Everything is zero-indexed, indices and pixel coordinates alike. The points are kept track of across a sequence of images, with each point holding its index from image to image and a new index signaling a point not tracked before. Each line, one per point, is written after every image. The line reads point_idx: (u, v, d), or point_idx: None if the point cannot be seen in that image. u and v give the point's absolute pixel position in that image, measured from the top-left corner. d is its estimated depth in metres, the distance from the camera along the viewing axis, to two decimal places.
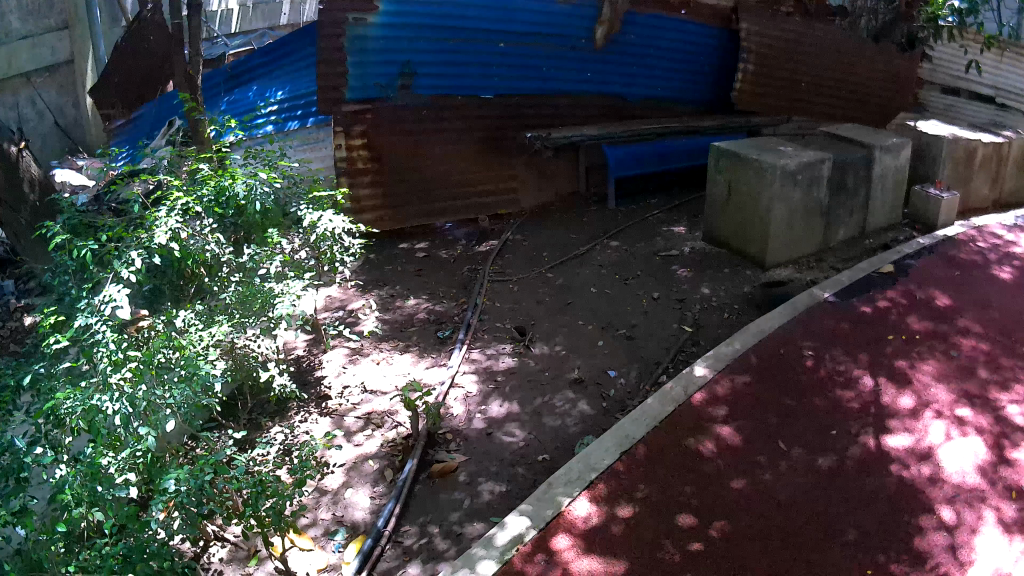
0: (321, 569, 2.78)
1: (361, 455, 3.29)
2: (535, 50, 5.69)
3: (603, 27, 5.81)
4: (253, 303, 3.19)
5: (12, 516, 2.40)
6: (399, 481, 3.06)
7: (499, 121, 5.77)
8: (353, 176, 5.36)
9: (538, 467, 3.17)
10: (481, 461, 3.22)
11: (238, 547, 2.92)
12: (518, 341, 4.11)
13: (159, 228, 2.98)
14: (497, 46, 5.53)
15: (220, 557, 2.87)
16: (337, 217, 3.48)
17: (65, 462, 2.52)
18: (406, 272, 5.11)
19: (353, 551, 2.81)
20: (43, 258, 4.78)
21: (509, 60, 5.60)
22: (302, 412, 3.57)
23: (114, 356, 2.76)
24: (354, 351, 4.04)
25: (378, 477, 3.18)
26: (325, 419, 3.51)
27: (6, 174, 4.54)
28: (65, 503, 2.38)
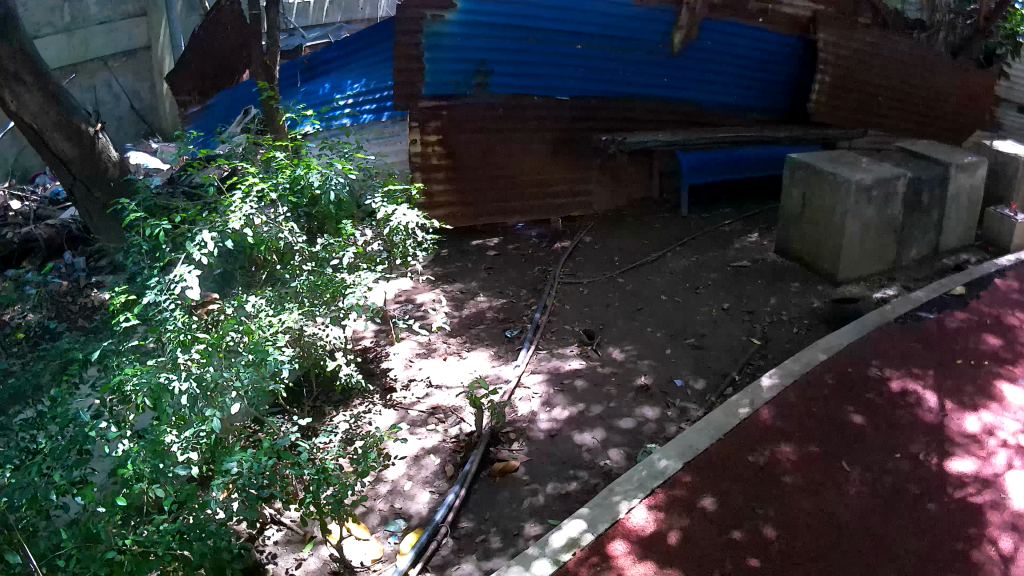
0: (375, 559, 2.82)
1: (424, 449, 3.32)
2: (610, 53, 5.66)
3: (679, 32, 5.79)
4: (324, 290, 3.21)
5: (73, 485, 2.48)
6: (463, 474, 3.10)
7: (569, 123, 5.76)
8: (427, 171, 5.41)
9: (601, 470, 3.15)
10: (544, 461, 3.22)
11: (294, 531, 2.98)
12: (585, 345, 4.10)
13: (234, 213, 2.99)
14: (573, 48, 5.52)
15: (276, 538, 2.95)
16: (411, 212, 3.47)
17: (127, 437, 2.57)
18: (475, 269, 5.14)
19: (409, 543, 2.83)
20: (115, 237, 5.01)
21: (586, 62, 5.60)
22: (365, 402, 3.60)
23: (181, 336, 2.84)
24: (422, 344, 4.08)
25: (441, 471, 3.20)
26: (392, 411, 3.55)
27: (83, 154, 4.74)
28: (126, 477, 2.43)
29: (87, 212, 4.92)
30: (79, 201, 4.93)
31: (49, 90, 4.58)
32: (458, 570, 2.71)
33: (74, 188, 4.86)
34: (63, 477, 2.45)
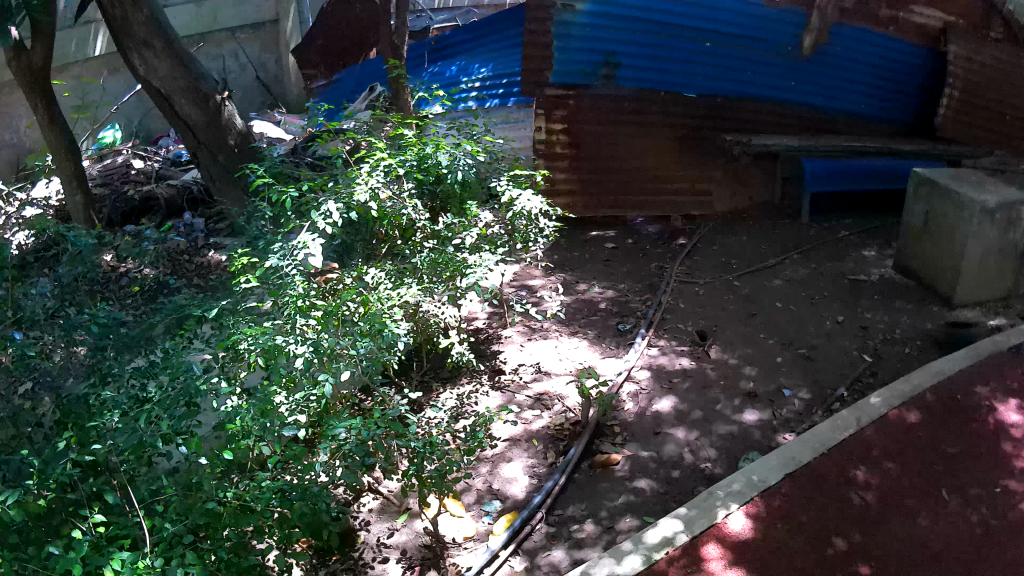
0: (469, 536, 2.95)
1: (529, 431, 3.49)
2: (738, 53, 5.95)
3: (809, 35, 6.02)
4: (443, 269, 3.32)
5: (179, 435, 2.58)
6: (563, 461, 3.22)
7: (690, 122, 6.09)
8: (550, 158, 5.86)
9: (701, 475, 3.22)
10: (647, 458, 3.31)
11: (388, 500, 3.19)
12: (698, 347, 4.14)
13: (360, 187, 3.15)
14: (702, 45, 5.85)
15: (371, 503, 3.16)
16: (535, 197, 3.52)
17: (238, 396, 2.66)
18: (594, 260, 5.33)
19: (503, 524, 2.97)
20: (235, 201, 5.47)
21: (713, 59, 5.91)
22: (470, 380, 3.78)
23: (300, 302, 2.95)
24: (532, 329, 4.26)
25: (542, 456, 3.34)
26: (497, 390, 3.73)
27: (209, 119, 5.21)
28: (234, 433, 2.52)
29: (211, 176, 5.39)
30: (203, 164, 5.40)
31: (182, 57, 5.07)
32: (548, 556, 2.83)
33: (198, 151, 5.33)
34: (168, 426, 2.55)
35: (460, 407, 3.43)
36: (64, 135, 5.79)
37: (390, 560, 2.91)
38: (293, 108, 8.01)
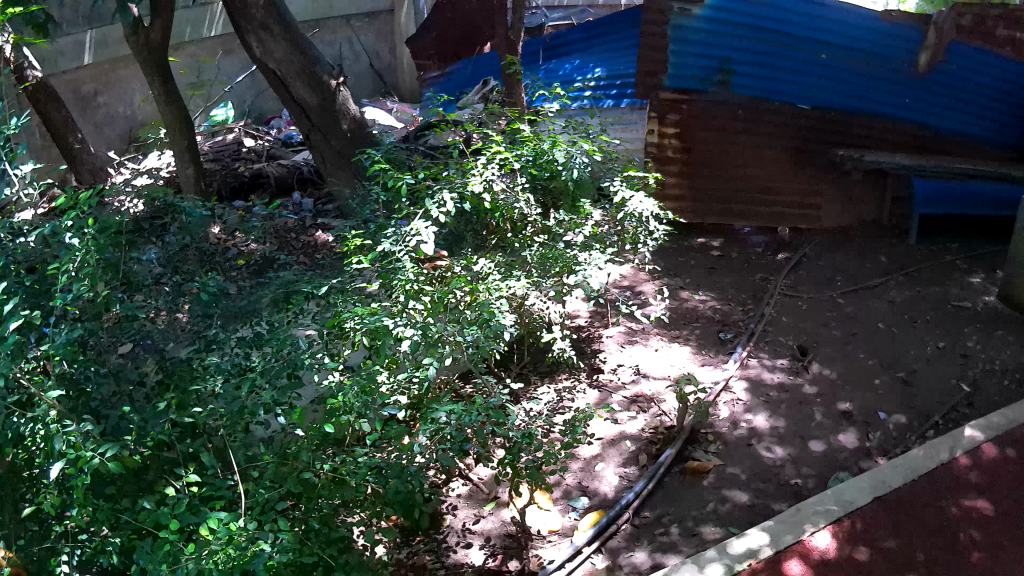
0: (553, 530, 3.99)
1: (625, 432, 4.63)
2: (848, 65, 6.59)
3: (926, 53, 6.58)
4: (550, 265, 4.44)
5: (280, 402, 3.50)
6: (656, 465, 4.24)
7: (799, 137, 6.79)
8: (661, 161, 6.75)
9: (788, 489, 4.10)
10: (733, 470, 4.26)
11: (475, 487, 4.32)
12: (795, 359, 5.29)
13: (475, 178, 4.16)
14: (817, 56, 6.53)
15: (461, 490, 4.27)
16: (643, 199, 4.63)
17: (338, 371, 3.64)
18: (699, 267, 6.60)
19: (589, 521, 3.95)
20: (346, 182, 6.02)
21: (825, 71, 6.59)
22: (570, 377, 4.96)
23: (408, 286, 3.85)
24: (636, 331, 5.58)
25: (637, 454, 4.45)
26: (603, 387, 4.94)
27: (324, 101, 5.80)
28: (338, 407, 3.38)
29: (322, 155, 5.95)
30: (316, 146, 5.98)
31: (302, 43, 5.69)
32: (628, 554, 3.75)
33: (312, 133, 5.91)
34: (268, 399, 3.40)
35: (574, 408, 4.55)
36: (181, 107, 6.10)
37: (475, 545, 3.94)
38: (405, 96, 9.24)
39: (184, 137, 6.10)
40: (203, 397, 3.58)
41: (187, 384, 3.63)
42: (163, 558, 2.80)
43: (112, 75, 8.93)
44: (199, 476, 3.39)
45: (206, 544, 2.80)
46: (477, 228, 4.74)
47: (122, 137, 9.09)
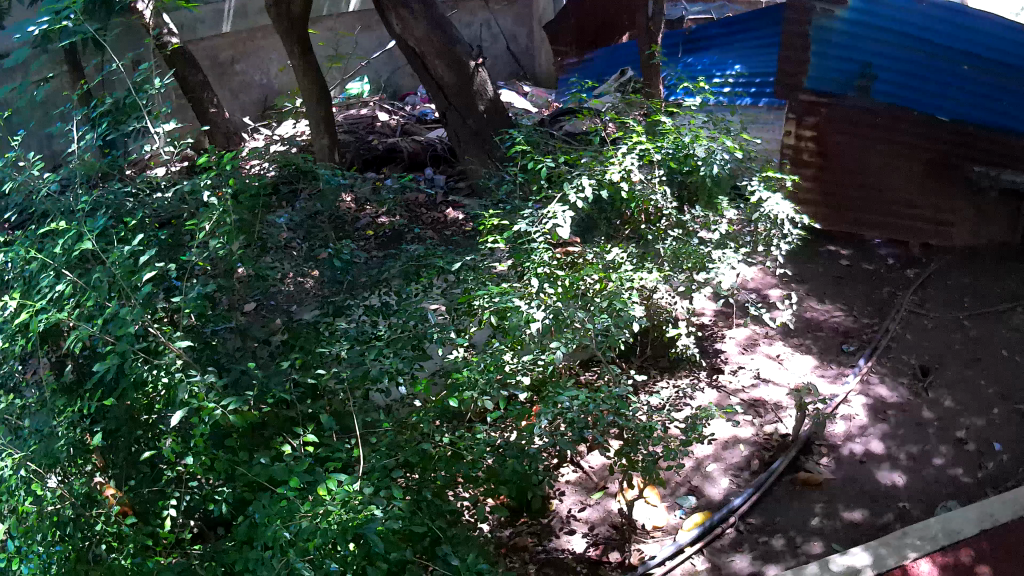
0: (660, 526, 4.56)
1: (737, 437, 5.17)
2: (998, 73, 6.38)
3: None
4: (683, 260, 4.72)
5: (404, 369, 3.81)
6: (768, 472, 4.77)
7: (940, 148, 6.69)
8: (796, 162, 7.10)
9: (896, 510, 4.55)
10: (841, 486, 4.74)
11: (584, 477, 4.94)
12: (917, 380, 5.61)
13: (614, 168, 4.47)
14: (960, 67, 6.45)
15: (571, 478, 4.92)
16: (780, 203, 4.84)
17: (459, 345, 3.91)
18: (826, 276, 6.81)
19: (694, 522, 4.49)
20: (477, 163, 6.19)
21: (968, 84, 6.46)
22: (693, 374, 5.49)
23: (540, 267, 4.14)
24: (759, 337, 6.00)
25: (750, 458, 5.00)
26: (724, 389, 5.44)
27: (460, 82, 5.97)
28: (462, 383, 3.70)
29: (457, 133, 6.16)
30: (452, 126, 6.19)
31: (440, 24, 5.85)
32: (734, 559, 4.27)
33: (448, 113, 6.12)
34: (395, 364, 3.76)
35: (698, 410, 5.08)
36: (318, 78, 6.26)
37: (576, 533, 4.57)
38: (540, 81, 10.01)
39: (321, 106, 6.27)
40: (331, 361, 3.91)
41: (315, 346, 3.93)
42: (280, 511, 3.19)
43: (252, 44, 9.23)
44: (317, 436, 3.74)
45: (326, 505, 3.15)
46: (612, 217, 5.04)
47: (257, 104, 9.38)
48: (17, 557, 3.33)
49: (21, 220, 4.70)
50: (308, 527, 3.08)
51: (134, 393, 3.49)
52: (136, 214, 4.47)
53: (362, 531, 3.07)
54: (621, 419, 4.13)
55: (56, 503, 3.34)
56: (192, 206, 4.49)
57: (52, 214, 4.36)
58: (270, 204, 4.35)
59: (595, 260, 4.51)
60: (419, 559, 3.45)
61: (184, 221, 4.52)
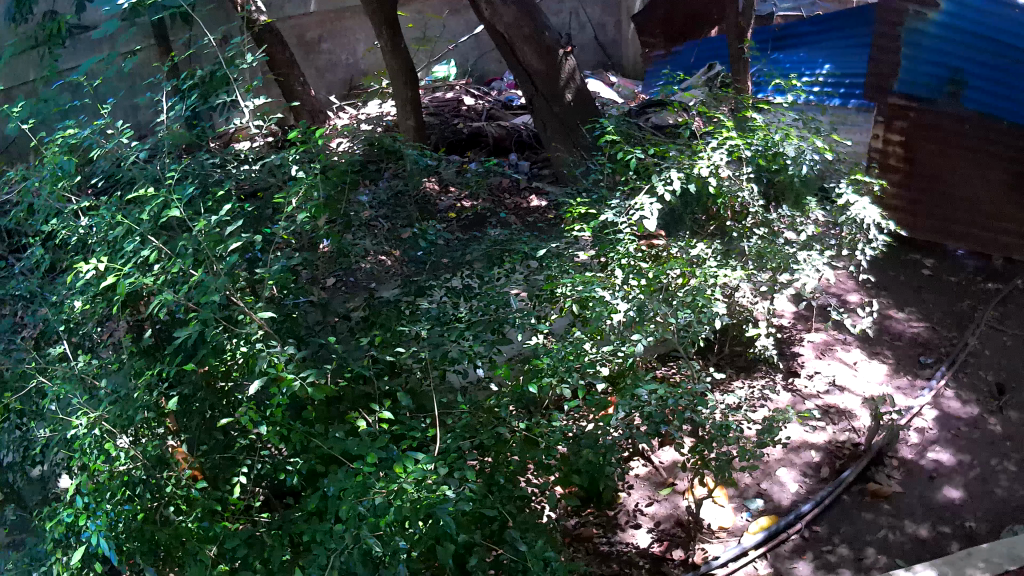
0: (726, 527, 4.53)
1: (807, 442, 5.11)
2: None
3: None
4: (767, 260, 4.66)
5: (484, 355, 3.82)
6: (838, 480, 4.71)
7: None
8: (885, 167, 6.97)
9: (963, 531, 4.46)
10: (909, 503, 4.66)
11: (653, 472, 4.93)
12: (993, 398, 5.47)
13: (702, 164, 4.45)
14: None
15: (640, 472, 4.91)
16: (867, 207, 4.73)
17: (539, 332, 3.94)
18: (907, 285, 6.66)
19: (760, 525, 4.49)
20: (561, 151, 6.33)
21: None
22: (768, 376, 5.43)
23: (624, 259, 4.20)
24: (836, 342, 5.89)
25: (820, 464, 4.94)
26: (799, 393, 5.37)
27: (547, 69, 6.10)
28: (543, 371, 3.72)
29: (543, 120, 6.29)
30: (538, 112, 6.32)
31: (532, 10, 5.99)
32: (796, 566, 4.25)
33: (534, 100, 6.25)
34: (475, 348, 3.77)
35: (771, 413, 5.03)
36: (405, 59, 6.29)
37: (643, 528, 4.58)
38: (624, 71, 10.15)
39: (407, 88, 6.31)
40: (410, 340, 3.93)
41: (395, 324, 3.95)
42: (355, 486, 3.16)
43: (338, 24, 9.29)
44: (392, 412, 3.77)
45: (402, 482, 3.14)
46: (697, 211, 4.99)
47: (342, 83, 9.48)
48: (84, 516, 3.31)
49: (111, 186, 4.80)
50: (384, 502, 3.09)
51: (215, 359, 3.57)
52: (222, 185, 4.52)
53: (436, 512, 3.06)
54: (697, 416, 4.10)
55: (128, 465, 3.41)
56: (278, 180, 4.54)
57: (140, 181, 4.44)
58: (356, 182, 4.37)
59: (679, 255, 4.49)
60: (487, 543, 3.46)
61: (269, 194, 4.58)
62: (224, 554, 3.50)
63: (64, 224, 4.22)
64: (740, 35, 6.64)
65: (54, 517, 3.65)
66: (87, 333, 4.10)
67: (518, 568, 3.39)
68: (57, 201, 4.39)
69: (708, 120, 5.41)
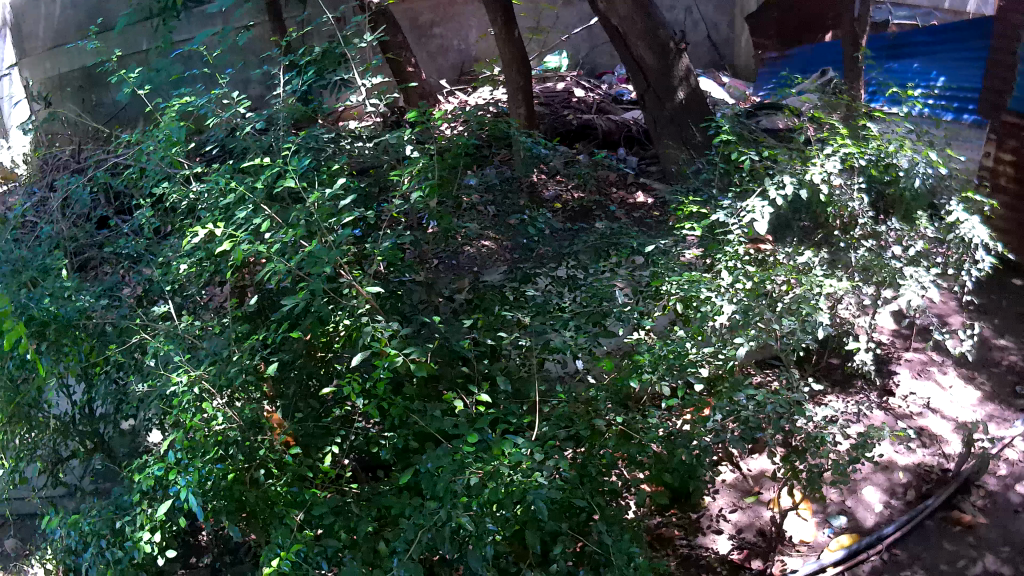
0: (807, 541, 4.51)
1: (895, 464, 5.01)
2: None
3: None
4: (872, 274, 4.63)
5: (587, 346, 3.83)
6: (921, 506, 4.65)
7: None
8: (996, 185, 6.80)
9: None
10: (996, 536, 4.53)
11: (741, 479, 4.91)
12: None
13: (816, 170, 4.39)
14: None
15: (727, 478, 4.89)
16: (980, 227, 4.60)
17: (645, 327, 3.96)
18: (1010, 311, 6.46)
19: (839, 543, 4.46)
20: (670, 146, 6.42)
21: None
22: (863, 392, 5.32)
23: (731, 261, 4.17)
24: (934, 364, 5.75)
25: (906, 487, 4.86)
26: (892, 412, 5.25)
27: (660, 65, 6.19)
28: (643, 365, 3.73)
29: (654, 115, 6.39)
30: (649, 108, 6.43)
31: (648, 6, 6.07)
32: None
33: (646, 95, 6.36)
34: (575, 339, 3.77)
35: (864, 429, 4.94)
36: (519, 46, 6.36)
37: (723, 535, 4.58)
38: (735, 70, 10.10)
39: (519, 77, 6.38)
40: (511, 325, 3.96)
41: (498, 309, 3.99)
42: (450, 463, 3.19)
43: (451, 10, 9.46)
44: (490, 394, 3.80)
45: (498, 463, 3.15)
46: (804, 219, 4.95)
47: (454, 68, 9.66)
48: (176, 470, 3.39)
49: (224, 154, 4.91)
50: (479, 482, 3.09)
51: (318, 329, 3.63)
52: (333, 158, 4.59)
53: (531, 497, 3.05)
54: (793, 425, 4.02)
55: (224, 424, 3.48)
56: (390, 159, 4.61)
57: (253, 151, 4.54)
58: (467, 166, 4.41)
59: (786, 261, 4.45)
60: (573, 533, 3.43)
61: (381, 172, 4.65)
62: (308, 520, 3.58)
63: (176, 188, 4.33)
64: (855, 42, 6.53)
65: (144, 470, 3.81)
66: (191, 296, 4.21)
67: (600, 562, 3.39)
68: (169, 165, 4.51)
69: (822, 126, 5.31)
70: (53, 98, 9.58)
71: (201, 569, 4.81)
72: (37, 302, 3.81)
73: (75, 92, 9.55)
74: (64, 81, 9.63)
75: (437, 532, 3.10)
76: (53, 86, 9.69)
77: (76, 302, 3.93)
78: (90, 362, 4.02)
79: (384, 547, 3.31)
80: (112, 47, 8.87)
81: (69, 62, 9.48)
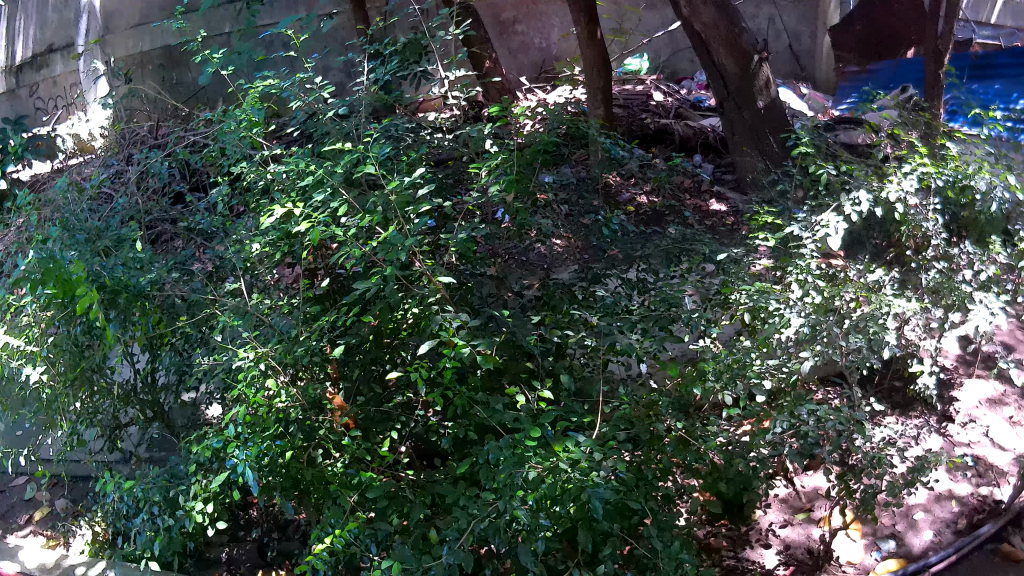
0: (852, 562, 4.49)
1: (954, 491, 4.90)
2: None
3: None
4: (942, 296, 4.47)
5: (654, 351, 3.81)
6: (972, 535, 4.60)
7: None
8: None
9: None
10: None
11: (793, 495, 4.82)
12: None
13: (892, 189, 4.31)
14: None
15: (780, 493, 4.81)
16: None
17: (711, 335, 3.97)
18: None
19: (886, 568, 4.43)
20: (745, 155, 6.40)
21: None
22: (922, 416, 5.23)
23: (802, 276, 4.11)
24: (1000, 394, 5.62)
25: (958, 516, 4.76)
26: (951, 439, 5.15)
27: (741, 73, 6.18)
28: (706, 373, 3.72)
29: (733, 124, 6.37)
30: (728, 116, 6.42)
31: (732, 14, 6.04)
32: None
33: (726, 103, 6.35)
34: (640, 342, 3.74)
35: (924, 453, 4.85)
36: (602, 48, 6.40)
37: (772, 548, 4.57)
38: (816, 84, 9.97)
39: (599, 78, 6.41)
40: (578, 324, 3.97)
41: (567, 307, 4.01)
42: (509, 457, 3.17)
43: (535, 8, 9.54)
44: (552, 392, 3.79)
45: (558, 459, 3.10)
46: (877, 236, 4.95)
47: (534, 66, 9.73)
48: (235, 444, 3.47)
49: (303, 137, 4.96)
50: (537, 476, 3.06)
51: (386, 316, 3.65)
52: (410, 146, 4.62)
53: (588, 495, 3.00)
54: (852, 443, 3.94)
55: (286, 402, 3.53)
56: (467, 151, 4.64)
57: (333, 136, 4.60)
58: (544, 163, 4.42)
59: (856, 278, 4.39)
60: (625, 535, 3.41)
61: (459, 165, 4.69)
62: (362, 503, 3.62)
63: (254, 168, 4.40)
64: (937, 61, 6.43)
65: (200, 442, 3.90)
66: (259, 275, 4.27)
67: (650, 566, 3.35)
68: (248, 146, 4.59)
69: (900, 143, 5.21)
70: (135, 74, 9.79)
71: (248, 542, 4.86)
72: (110, 271, 3.89)
73: (156, 70, 9.79)
74: (145, 59, 9.86)
75: (490, 524, 3.09)
76: (134, 62, 9.93)
77: (148, 273, 3.99)
78: (159, 332, 4.11)
79: (434, 534, 3.33)
80: (195, 28, 9.07)
81: (151, 40, 9.71)
